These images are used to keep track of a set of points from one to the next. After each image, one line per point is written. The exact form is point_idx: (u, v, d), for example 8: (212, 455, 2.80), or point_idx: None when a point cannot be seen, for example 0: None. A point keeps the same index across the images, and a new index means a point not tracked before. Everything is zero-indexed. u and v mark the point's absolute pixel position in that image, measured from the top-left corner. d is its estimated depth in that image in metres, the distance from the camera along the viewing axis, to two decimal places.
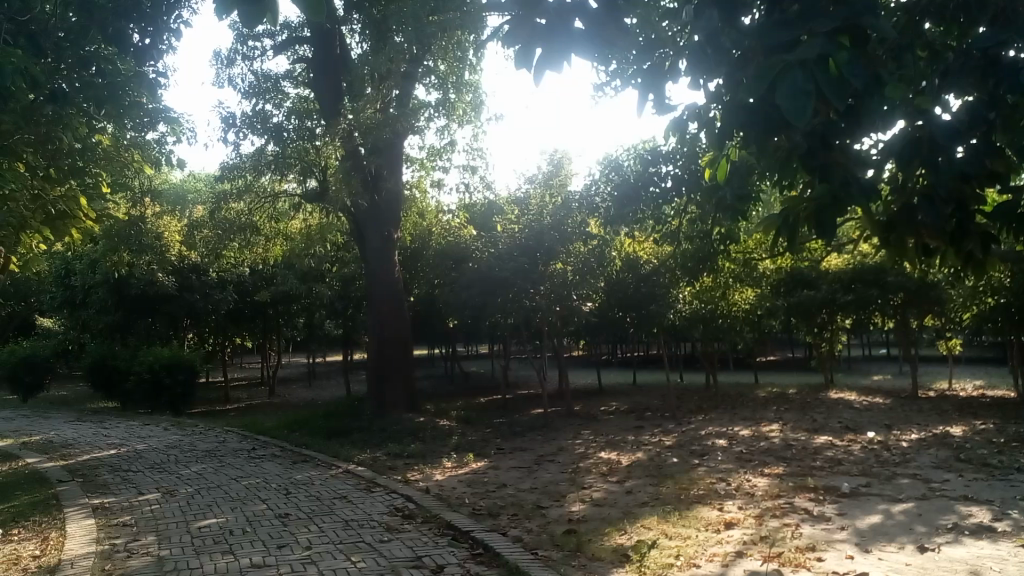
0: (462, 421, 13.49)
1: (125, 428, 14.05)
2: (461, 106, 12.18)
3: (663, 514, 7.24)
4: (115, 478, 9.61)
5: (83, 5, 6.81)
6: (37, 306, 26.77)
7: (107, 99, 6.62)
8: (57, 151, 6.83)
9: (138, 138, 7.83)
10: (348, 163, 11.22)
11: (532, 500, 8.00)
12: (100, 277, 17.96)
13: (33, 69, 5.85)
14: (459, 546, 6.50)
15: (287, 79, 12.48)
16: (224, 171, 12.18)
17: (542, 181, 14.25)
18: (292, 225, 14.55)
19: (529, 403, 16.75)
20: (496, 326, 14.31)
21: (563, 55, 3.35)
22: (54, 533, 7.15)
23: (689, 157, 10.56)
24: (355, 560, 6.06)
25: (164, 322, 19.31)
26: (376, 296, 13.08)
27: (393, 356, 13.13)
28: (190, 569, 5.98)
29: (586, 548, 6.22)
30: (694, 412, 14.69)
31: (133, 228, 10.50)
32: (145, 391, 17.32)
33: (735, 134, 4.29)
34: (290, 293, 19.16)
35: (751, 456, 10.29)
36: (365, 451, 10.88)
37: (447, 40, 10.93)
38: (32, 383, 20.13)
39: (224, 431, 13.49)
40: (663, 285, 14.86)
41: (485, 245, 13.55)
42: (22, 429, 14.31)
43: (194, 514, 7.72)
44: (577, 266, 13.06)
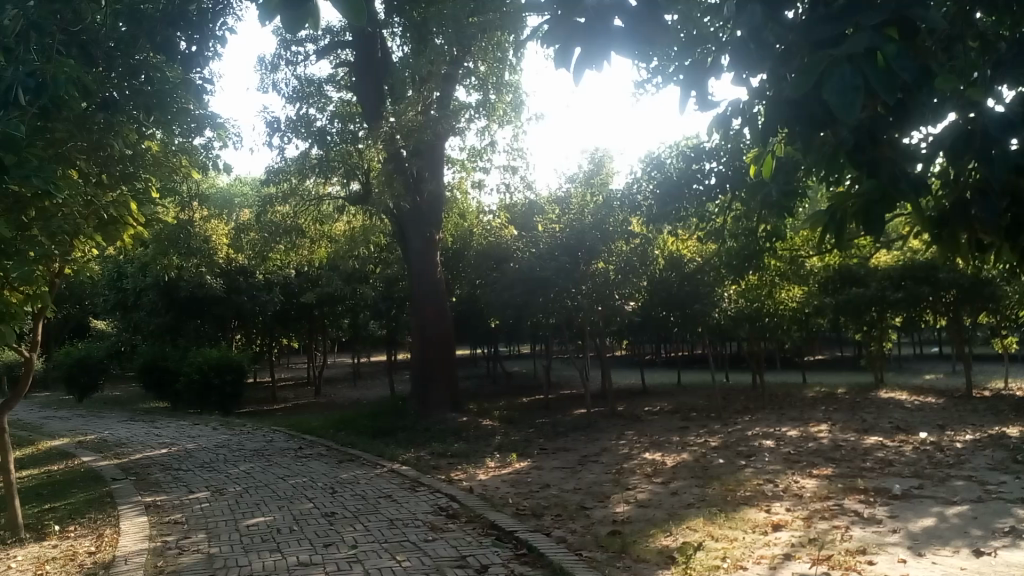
0: (505, 421, 13.52)
1: (176, 428, 14.33)
2: (501, 106, 12.18)
3: (709, 515, 7.16)
4: (166, 477, 9.82)
5: (133, 15, 7.12)
6: (90, 309, 27.50)
7: (156, 106, 6.78)
8: (109, 158, 6.86)
9: (185, 144, 7.79)
10: (390, 165, 11.31)
11: (576, 501, 7.97)
12: (150, 280, 18.37)
13: (85, 79, 6.04)
14: (503, 546, 6.50)
15: (329, 83, 12.69)
16: (270, 175, 12.38)
17: (584, 179, 14.44)
18: (335, 227, 14.72)
19: (572, 403, 16.73)
20: (538, 325, 14.31)
21: (604, 52, 3.34)
22: (109, 529, 7.33)
23: (734, 154, 10.46)
24: (400, 559, 6.10)
25: (212, 323, 19.68)
26: (418, 296, 13.17)
27: (436, 356, 13.19)
28: (241, 566, 6.07)
29: (630, 549, 6.18)
30: (740, 412, 14.50)
31: (182, 232, 10.71)
32: (194, 391, 17.68)
33: (780, 130, 4.23)
34: (334, 295, 19.38)
35: (800, 457, 10.12)
36: (409, 450, 10.97)
37: (487, 41, 10.81)
38: (87, 384, 20.68)
39: (271, 430, 13.69)
40: (707, 283, 14.76)
41: (525, 245, 13.52)
42: (79, 428, 14.72)
43: (243, 513, 7.84)
44: (619, 265, 12.97)
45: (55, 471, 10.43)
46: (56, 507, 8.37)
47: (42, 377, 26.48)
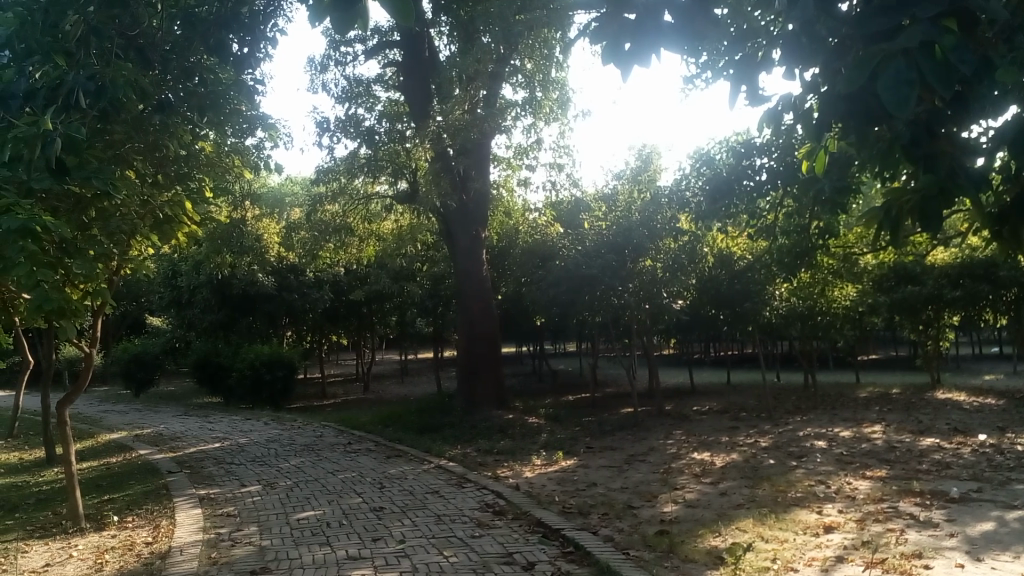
0: (551, 419, 13.49)
1: (228, 423, 14.63)
2: (548, 103, 12.18)
3: (759, 516, 7.06)
4: (219, 470, 10.04)
5: (188, 18, 7.26)
6: (146, 306, 28.21)
7: (210, 106, 6.98)
8: (164, 158, 6.87)
9: (237, 145, 7.92)
10: (437, 164, 11.38)
11: (623, 500, 7.93)
12: (204, 278, 18.77)
13: (142, 82, 6.21)
14: (549, 544, 6.50)
15: (378, 83, 12.78)
16: (320, 174, 12.51)
17: (631, 176, 14.50)
18: (384, 226, 14.86)
19: (619, 401, 16.62)
20: (585, 323, 14.26)
21: (652, 48, 3.30)
22: (165, 520, 7.53)
23: (786, 149, 10.28)
24: (447, 555, 6.14)
25: (263, 320, 20.03)
26: (465, 294, 13.24)
27: (483, 354, 13.24)
28: (291, 559, 6.17)
29: (679, 549, 6.13)
30: (791, 412, 14.25)
31: (235, 230, 10.93)
32: (247, 387, 18.04)
33: (833, 125, 4.17)
34: (382, 292, 19.56)
35: (853, 458, 9.91)
36: (456, 446, 11.03)
37: (534, 38, 10.75)
38: (143, 379, 21.23)
39: (321, 425, 13.89)
40: (758, 282, 14.49)
41: (572, 242, 13.51)
42: (135, 422, 15.12)
43: (294, 506, 7.97)
44: (666, 263, 12.83)
45: (114, 463, 10.73)
46: (115, 498, 8.62)
47: (102, 371, 27.27)
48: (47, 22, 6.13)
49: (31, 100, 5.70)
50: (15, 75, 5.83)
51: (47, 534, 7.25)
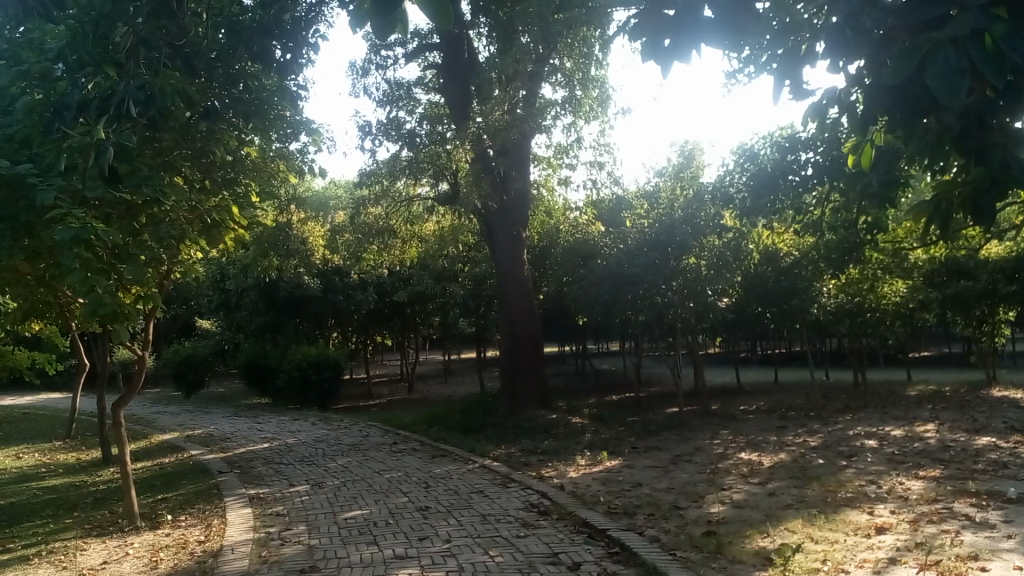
0: (595, 419, 13.44)
1: (277, 423, 14.87)
2: (587, 102, 12.18)
3: (809, 516, 6.95)
4: (268, 470, 10.20)
5: (232, 26, 7.48)
6: (196, 309, 28.81)
7: (255, 113, 7.12)
8: (211, 164, 7.03)
9: (282, 149, 7.99)
10: (477, 166, 11.45)
11: (669, 500, 7.86)
12: (252, 281, 19.11)
13: (189, 90, 6.34)
14: (595, 544, 6.48)
15: (418, 86, 12.90)
16: (362, 177, 12.60)
17: (673, 173, 14.40)
18: (425, 227, 15.03)
19: (664, 401, 16.52)
20: (628, 322, 14.19)
21: (693, 43, 3.28)
22: (216, 519, 7.69)
23: (831, 143, 10.07)
24: (492, 555, 6.16)
25: (310, 322, 20.28)
26: (507, 294, 13.25)
27: (526, 354, 13.25)
28: (339, 558, 6.25)
29: (726, 550, 6.06)
30: (841, 411, 14.00)
31: (282, 234, 11.11)
32: (294, 388, 18.34)
33: (880, 118, 4.12)
34: (424, 293, 19.68)
35: (904, 458, 9.70)
36: (500, 446, 11.05)
37: (574, 37, 10.74)
38: (194, 381, 21.68)
39: (367, 425, 14.03)
40: (805, 278, 14.27)
41: (614, 240, 13.47)
42: (187, 423, 15.45)
43: (342, 506, 8.07)
44: (711, 261, 12.70)
45: (167, 463, 10.99)
46: (168, 497, 8.83)
47: (155, 373, 27.92)
48: (98, 34, 6.19)
49: (85, 110, 5.67)
50: (68, 87, 5.91)
51: (104, 533, 7.45)
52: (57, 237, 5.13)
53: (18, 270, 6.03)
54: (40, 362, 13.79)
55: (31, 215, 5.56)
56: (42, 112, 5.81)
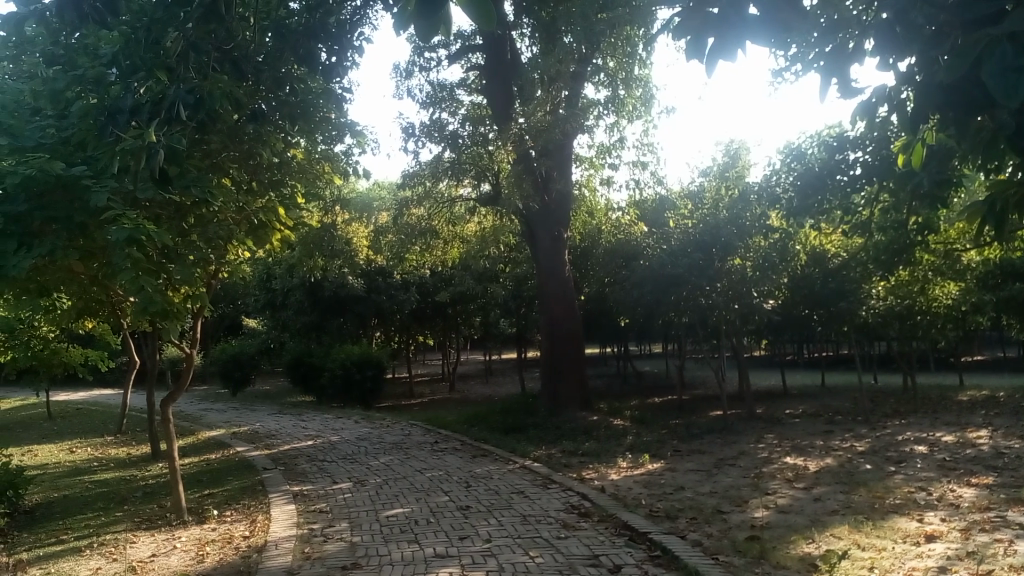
0: (637, 421, 13.36)
1: (321, 421, 15.06)
2: (630, 101, 12.09)
3: (856, 523, 6.82)
4: (312, 467, 10.34)
5: (278, 29, 7.52)
6: (243, 308, 29.32)
7: (300, 114, 7.32)
8: (258, 165, 7.16)
9: (327, 151, 7.95)
10: (519, 167, 11.46)
11: (713, 504, 7.77)
12: (297, 281, 19.38)
13: (237, 93, 6.43)
14: (636, 547, 6.42)
15: (461, 87, 12.97)
16: (405, 179, 12.65)
17: (718, 173, 14.26)
18: (467, 228, 15.12)
19: (707, 404, 16.35)
20: (671, 324, 14.07)
21: (739, 43, 3.21)
22: (261, 515, 7.82)
23: (881, 141, 9.84)
24: (533, 555, 6.15)
25: (353, 322, 20.51)
26: (548, 294, 13.23)
27: (567, 355, 13.21)
28: (381, 555, 6.30)
29: (769, 555, 5.97)
30: (889, 416, 13.71)
31: (327, 234, 11.26)
32: (338, 387, 18.55)
33: (932, 117, 4.04)
34: (466, 294, 19.78)
35: (956, 464, 9.45)
36: (541, 447, 11.04)
37: (616, 37, 10.69)
38: (240, 378, 22.06)
39: (409, 424, 14.12)
40: (853, 280, 14.02)
41: (657, 241, 13.38)
42: (234, 420, 15.71)
43: (383, 504, 8.15)
44: (757, 262, 12.57)
45: (214, 459, 11.20)
46: (214, 493, 9.00)
47: (202, 370, 28.49)
48: (151, 39, 6.33)
49: (137, 115, 5.81)
50: (120, 91, 6.08)
51: (153, 526, 7.62)
52: (110, 237, 5.27)
53: (72, 269, 6.21)
54: (93, 359, 14.14)
55: (84, 216, 5.72)
56: (95, 115, 5.96)
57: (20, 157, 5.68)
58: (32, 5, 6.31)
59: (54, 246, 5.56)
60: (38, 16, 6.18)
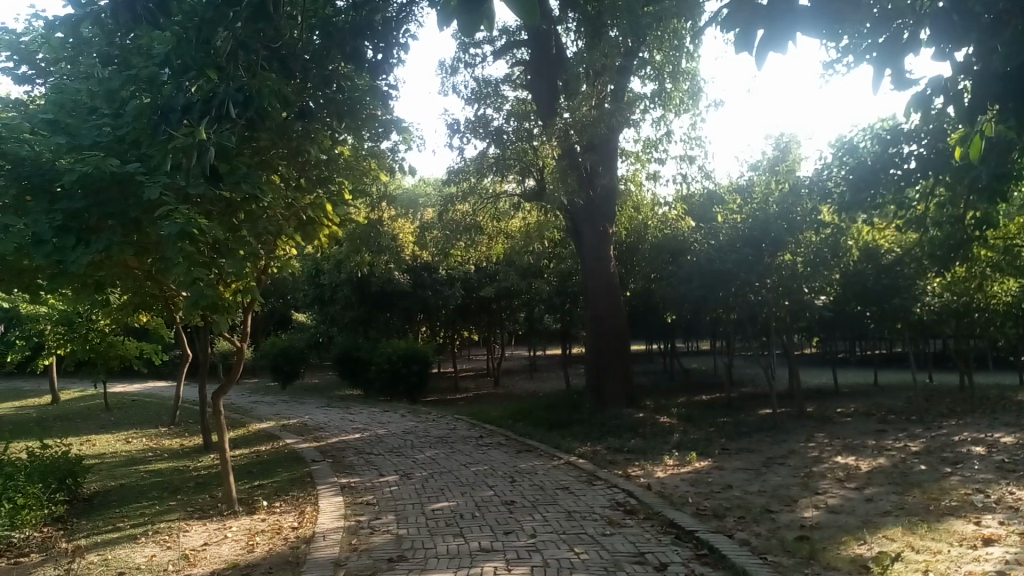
0: (684, 419, 13.24)
1: (368, 414, 15.24)
2: (678, 95, 11.92)
3: (909, 524, 6.65)
4: (359, 460, 10.47)
5: (326, 28, 7.59)
6: (292, 303, 29.82)
7: (348, 112, 7.36)
8: (307, 163, 7.30)
9: (374, 148, 8.06)
10: (564, 162, 11.43)
11: (761, 503, 7.66)
12: (345, 277, 19.62)
13: (286, 91, 6.52)
14: (682, 545, 6.36)
15: (506, 83, 12.89)
16: (451, 175, 12.69)
17: (767, 167, 14.05)
18: (512, 224, 15.15)
19: (756, 401, 16.12)
20: (719, 320, 13.89)
21: (788, 35, 3.15)
22: (309, 507, 7.94)
23: (936, 135, 9.58)
24: (578, 552, 6.13)
25: (400, 316, 20.71)
26: (592, 288, 13.17)
27: (612, 351, 13.12)
28: (426, 548, 6.34)
29: (819, 556, 5.86)
30: (946, 415, 13.36)
31: (374, 230, 11.39)
32: (385, 380, 18.76)
33: (990, 107, 3.91)
34: (511, 289, 19.84)
35: (1015, 466, 9.16)
36: (586, 443, 11.01)
37: (663, 30, 10.66)
38: (290, 372, 22.44)
39: (454, 418, 14.21)
40: (908, 276, 13.68)
41: (705, 236, 13.22)
42: (283, 413, 15.98)
43: (429, 497, 8.21)
44: (807, 257, 12.22)
45: (264, 451, 11.42)
46: (264, 484, 9.17)
47: (253, 364, 29.07)
48: (201, 38, 6.32)
49: (189, 113, 5.93)
50: (173, 90, 6.15)
51: (205, 516, 7.78)
52: (164, 233, 5.40)
53: (128, 264, 6.37)
54: (148, 352, 14.50)
55: (139, 211, 5.87)
56: (149, 115, 6.10)
57: (77, 156, 5.81)
58: (88, 7, 6.48)
59: (110, 242, 5.68)
60: (94, 17, 6.35)
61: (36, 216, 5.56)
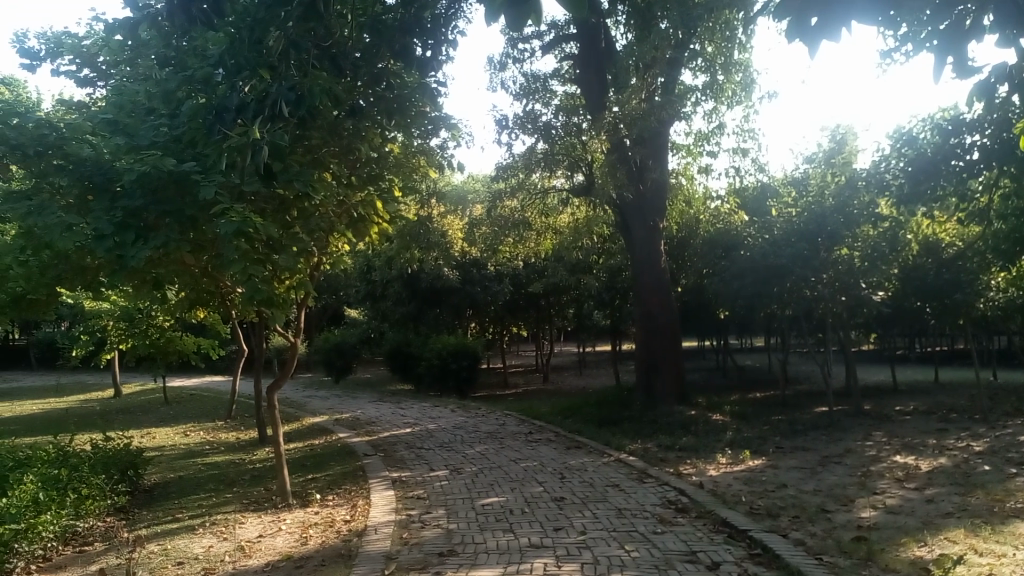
0: (737, 417, 13.03)
1: (418, 409, 15.36)
2: (730, 86, 11.60)
3: (972, 526, 6.45)
4: (410, 454, 10.57)
5: (375, 25, 7.44)
6: (344, 299, 30.23)
7: (397, 110, 7.42)
8: (357, 161, 7.40)
9: (423, 145, 8.11)
10: (613, 156, 11.34)
11: (816, 503, 7.50)
12: (395, 273, 19.82)
13: (337, 89, 6.60)
14: (735, 545, 6.26)
15: (554, 78, 12.92)
16: (499, 171, 12.70)
17: (823, 160, 13.74)
18: (560, 219, 15.10)
19: (812, 400, 15.78)
20: (772, 316, 13.65)
21: (844, 21, 3.05)
22: (361, 500, 8.04)
23: (1001, 124, 9.22)
24: (628, 549, 6.09)
25: (450, 312, 20.82)
26: (643, 284, 13.06)
27: (663, 348, 12.99)
28: (476, 544, 6.35)
29: (878, 558, 5.71)
30: (1011, 415, 12.91)
31: (423, 227, 11.48)
32: (435, 375, 18.87)
33: None
34: (560, 285, 19.72)
35: None
36: (636, 440, 10.93)
37: (714, 21, 10.40)
38: (342, 367, 22.73)
39: (504, 414, 14.24)
40: (970, 271, 13.25)
41: (758, 231, 12.88)
42: (336, 407, 16.22)
43: (479, 492, 8.25)
44: (866, 252, 12.28)
45: (317, 445, 11.60)
46: (317, 478, 9.32)
47: (307, 359, 29.58)
48: (253, 38, 6.38)
49: (243, 113, 5.99)
50: (227, 90, 6.27)
51: (260, 508, 7.93)
52: (220, 231, 5.52)
53: (185, 262, 6.53)
54: (205, 347, 14.85)
55: (195, 209, 6.00)
56: (204, 115, 6.21)
57: (135, 156, 5.97)
58: (145, 10, 6.64)
59: (167, 239, 5.80)
60: (150, 20, 6.50)
61: (97, 215, 5.74)
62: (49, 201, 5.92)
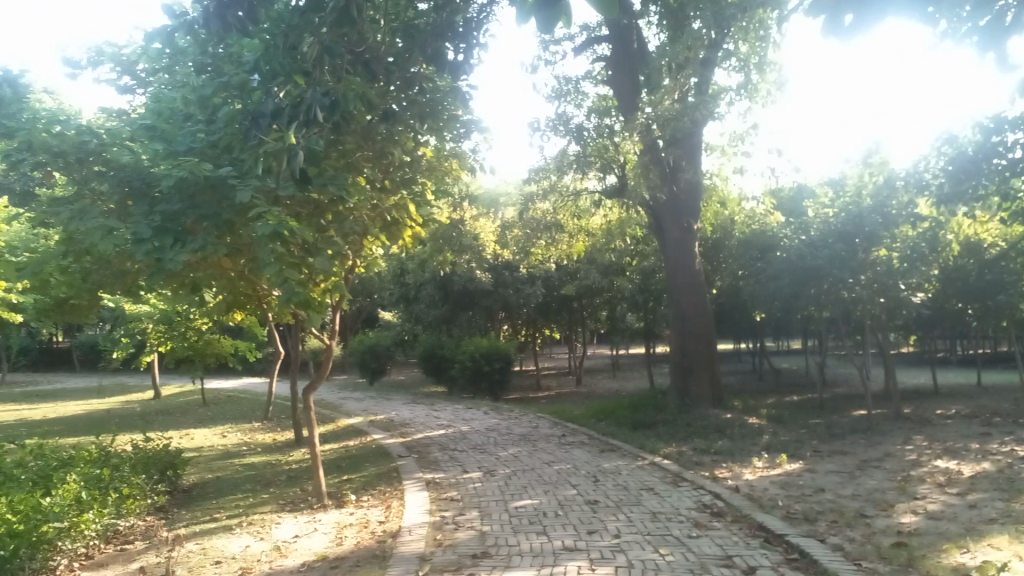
0: (773, 420, 12.89)
1: (452, 411, 15.41)
2: (763, 86, 11.58)
3: (1017, 533, 6.30)
4: (444, 456, 10.62)
5: (407, 30, 7.41)
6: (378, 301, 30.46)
7: (429, 114, 7.46)
8: (390, 164, 7.48)
9: (456, 148, 8.21)
10: (646, 157, 11.29)
11: (855, 507, 7.39)
12: (429, 276, 19.92)
13: (370, 94, 6.65)
14: (772, 549, 6.19)
15: (587, 80, 12.86)
16: (531, 174, 12.70)
17: None
18: (593, 221, 15.06)
19: (850, 403, 15.53)
20: (809, 318, 13.47)
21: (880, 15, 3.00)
22: (395, 501, 8.09)
23: None
24: (663, 553, 6.05)
25: (483, 314, 20.86)
26: (677, 286, 12.98)
27: (698, 350, 12.88)
28: (510, 546, 6.36)
29: (918, 564, 5.61)
30: None
31: (455, 230, 11.54)
32: (468, 377, 18.92)
33: None
34: (593, 287, 19.58)
35: None
36: (670, 444, 10.85)
37: (749, 20, 10.04)
38: (376, 369, 22.88)
39: (537, 416, 14.25)
40: (1013, 271, 12.98)
41: (795, 231, 12.76)
42: (371, 409, 16.34)
43: (512, 494, 8.25)
44: (903, 253, 12.08)
45: (352, 446, 11.70)
46: (352, 479, 9.39)
47: (342, 361, 29.86)
48: (288, 44, 6.46)
49: (278, 118, 6.04)
50: (262, 96, 6.36)
51: (296, 509, 8.01)
52: (257, 234, 5.60)
53: (222, 265, 6.65)
54: (242, 349, 15.06)
55: (232, 213, 6.10)
56: (239, 121, 6.29)
57: (173, 162, 6.09)
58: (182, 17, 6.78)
59: (205, 243, 5.91)
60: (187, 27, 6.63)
61: (137, 219, 5.87)
62: (91, 207, 6.07)
